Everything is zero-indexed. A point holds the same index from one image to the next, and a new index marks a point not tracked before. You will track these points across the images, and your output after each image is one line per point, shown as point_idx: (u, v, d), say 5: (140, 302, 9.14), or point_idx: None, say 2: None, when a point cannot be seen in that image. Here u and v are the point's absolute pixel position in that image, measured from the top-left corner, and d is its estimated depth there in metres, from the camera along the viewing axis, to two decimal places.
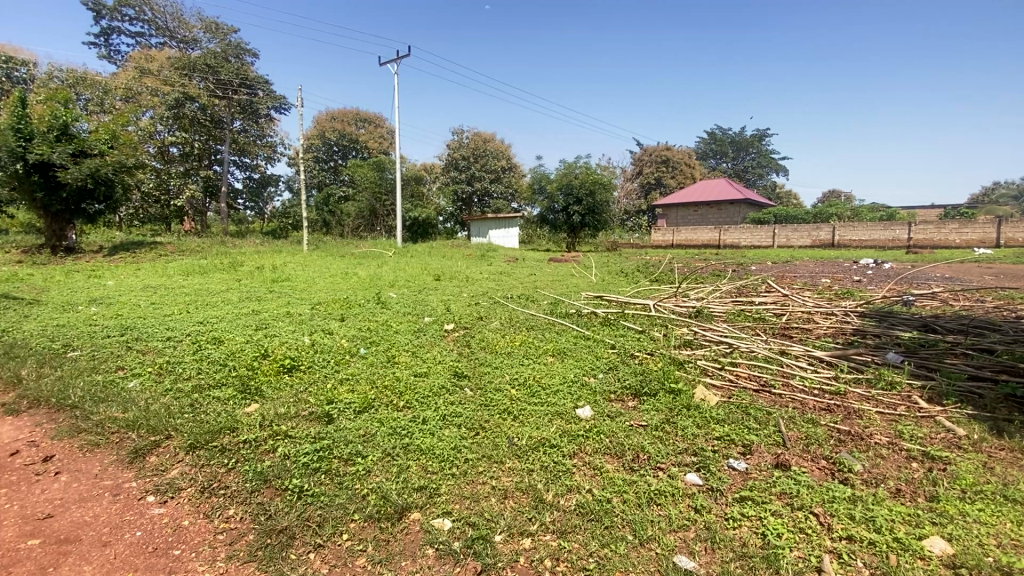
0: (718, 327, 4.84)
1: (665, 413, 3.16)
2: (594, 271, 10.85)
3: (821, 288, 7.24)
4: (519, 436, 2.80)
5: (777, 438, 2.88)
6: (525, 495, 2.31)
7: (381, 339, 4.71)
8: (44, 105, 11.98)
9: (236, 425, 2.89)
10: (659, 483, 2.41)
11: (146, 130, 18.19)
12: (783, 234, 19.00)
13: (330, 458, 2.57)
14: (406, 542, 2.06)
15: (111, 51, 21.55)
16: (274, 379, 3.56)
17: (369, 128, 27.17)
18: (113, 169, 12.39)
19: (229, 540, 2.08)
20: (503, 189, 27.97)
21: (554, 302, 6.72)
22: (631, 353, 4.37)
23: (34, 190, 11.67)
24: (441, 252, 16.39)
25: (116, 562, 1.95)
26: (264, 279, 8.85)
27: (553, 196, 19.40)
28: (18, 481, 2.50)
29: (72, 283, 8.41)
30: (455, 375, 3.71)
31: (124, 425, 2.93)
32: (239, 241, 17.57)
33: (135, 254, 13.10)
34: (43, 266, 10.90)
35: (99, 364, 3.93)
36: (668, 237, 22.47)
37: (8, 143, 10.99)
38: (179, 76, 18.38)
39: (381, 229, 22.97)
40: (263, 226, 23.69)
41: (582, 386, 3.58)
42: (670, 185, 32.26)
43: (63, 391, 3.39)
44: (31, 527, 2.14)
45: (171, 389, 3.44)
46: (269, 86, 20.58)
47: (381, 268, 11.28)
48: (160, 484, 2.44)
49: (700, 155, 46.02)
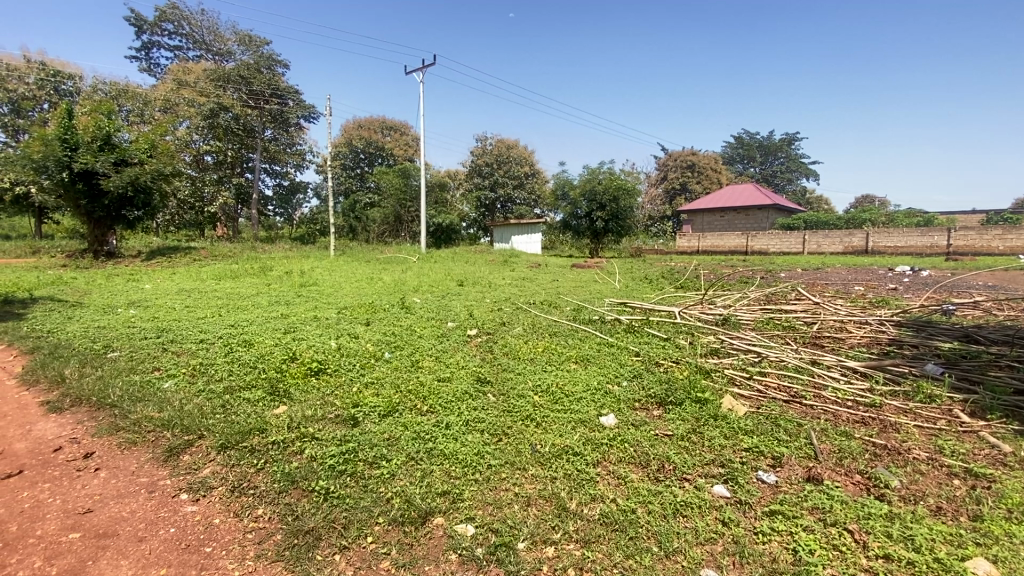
0: (746, 335, 4.74)
1: (691, 423, 3.10)
2: (618, 277, 10.80)
3: (855, 296, 7.03)
4: (543, 443, 2.79)
5: (808, 451, 2.80)
6: (549, 503, 2.30)
7: (405, 343, 4.76)
8: (89, 116, 12.56)
9: (265, 426, 2.96)
10: (685, 494, 2.37)
11: (183, 139, 18.86)
12: (814, 240, 18.51)
13: (355, 460, 2.61)
14: (429, 546, 2.06)
15: (151, 64, 22.52)
16: (302, 382, 3.63)
17: (394, 136, 27.48)
18: (151, 176, 12.87)
19: (258, 539, 2.12)
20: (526, 196, 27.98)
21: (576, 309, 6.69)
22: (656, 360, 4.31)
23: (79, 198, 12.25)
24: (464, 258, 16.52)
25: (151, 558, 2.01)
26: (292, 283, 9.08)
27: (576, 202, 19.28)
28: (61, 475, 2.62)
29: (112, 286, 8.78)
30: (477, 381, 3.72)
31: (160, 424, 3.04)
32: (269, 246, 18.01)
33: (171, 259, 13.57)
34: (86, 270, 11.38)
35: (137, 364, 4.08)
36: (693, 244, 22.04)
37: (55, 153, 11.60)
38: (214, 87, 18.99)
39: (406, 235, 23.32)
40: (292, 232, 24.29)
41: (605, 393, 3.54)
42: (696, 190, 31.87)
43: (103, 390, 3.53)
44: (73, 521, 2.24)
45: (203, 390, 3.54)
46: (299, 96, 21.19)
47: (405, 273, 11.47)
48: (192, 482, 2.51)
49: (726, 159, 45.30)
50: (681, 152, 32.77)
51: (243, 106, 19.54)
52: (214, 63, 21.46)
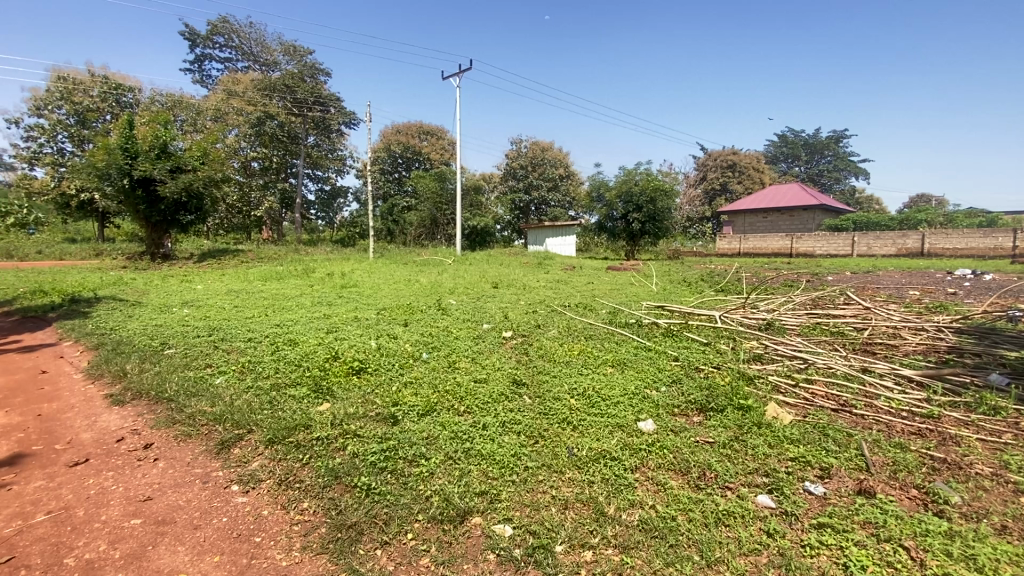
0: (792, 341, 4.56)
1: (733, 430, 3.02)
2: (656, 279, 10.64)
3: (909, 300, 6.68)
4: (580, 447, 2.77)
5: (859, 463, 2.68)
6: (586, 507, 2.28)
7: (442, 345, 4.82)
8: (148, 126, 13.34)
9: (310, 422, 3.06)
10: (727, 503, 2.30)
11: (232, 147, 19.79)
12: (864, 241, 17.66)
13: (395, 458, 2.66)
14: (468, 545, 2.08)
15: (203, 75, 23.76)
16: (344, 380, 3.74)
17: (431, 140, 27.78)
18: (203, 183, 13.53)
19: (304, 531, 2.20)
20: (561, 198, 27.59)
21: (612, 312, 6.61)
22: (696, 365, 4.21)
23: (138, 204, 13.03)
24: (499, 260, 16.62)
25: (206, 545, 2.12)
26: (333, 284, 9.35)
27: (611, 203, 19.06)
28: (123, 464, 2.79)
29: (167, 286, 9.31)
30: (513, 382, 3.73)
31: (212, 418, 3.19)
32: (311, 249, 18.62)
33: (221, 261, 14.25)
34: (144, 271, 12.08)
35: (191, 361, 4.30)
36: (734, 245, 21.46)
37: (117, 161, 12.38)
38: (261, 96, 19.82)
39: (441, 238, 23.71)
40: (333, 235, 25.04)
41: (643, 398, 3.49)
42: (737, 190, 30.98)
43: (161, 385, 3.75)
44: (134, 508, 2.38)
45: (252, 386, 3.70)
46: (340, 103, 21.83)
47: (441, 275, 11.63)
48: (242, 475, 2.63)
49: (770, 159, 43.87)
50: (721, 151, 31.92)
51: (288, 114, 20.28)
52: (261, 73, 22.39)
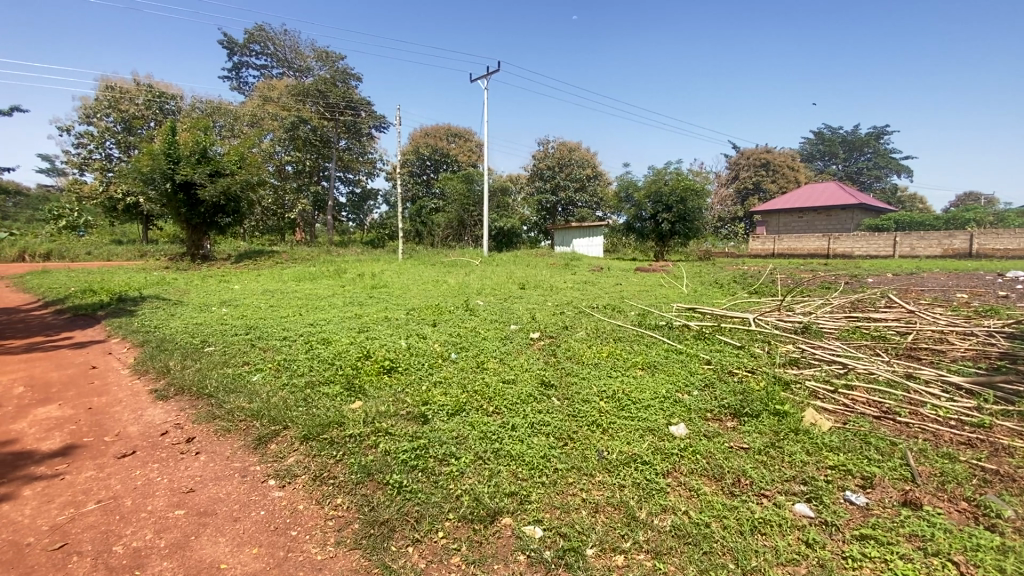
0: (830, 345, 4.41)
1: (769, 436, 2.94)
2: (686, 281, 10.46)
3: (956, 304, 6.37)
4: (610, 450, 2.74)
5: (904, 473, 2.56)
6: (617, 511, 2.26)
7: (471, 345, 4.86)
8: (189, 132, 13.87)
9: (343, 420, 3.13)
10: (764, 511, 2.24)
11: (267, 151, 20.41)
12: (907, 242, 16.94)
13: (426, 457, 2.69)
14: (498, 546, 2.09)
15: (241, 82, 24.59)
16: (375, 379, 3.81)
17: (459, 142, 28.03)
18: (240, 186, 13.99)
19: (338, 526, 2.25)
20: (588, 199, 27.48)
21: (641, 314, 6.53)
22: (729, 369, 4.11)
23: (180, 207, 13.60)
24: (526, 261, 16.62)
25: (245, 537, 2.19)
26: (364, 285, 9.53)
27: (640, 204, 18.81)
28: (167, 457, 2.91)
29: (206, 286, 9.66)
30: (542, 384, 3.72)
31: (250, 414, 3.30)
32: (342, 250, 19.05)
33: (257, 262, 14.73)
34: (185, 271, 12.57)
35: (230, 359, 4.45)
36: (768, 246, 20.90)
37: (161, 166, 12.94)
38: (295, 102, 20.40)
39: (468, 239, 23.90)
40: (363, 237, 25.52)
41: (674, 402, 3.43)
42: (770, 189, 30.17)
43: (202, 381, 3.89)
44: (178, 499, 2.48)
45: (288, 383, 3.80)
46: (370, 107, 22.23)
47: (469, 276, 11.69)
48: (279, 469, 2.71)
49: (805, 157, 42.55)
50: (754, 150, 31.16)
51: (321, 119, 20.78)
52: (295, 79, 23.00)
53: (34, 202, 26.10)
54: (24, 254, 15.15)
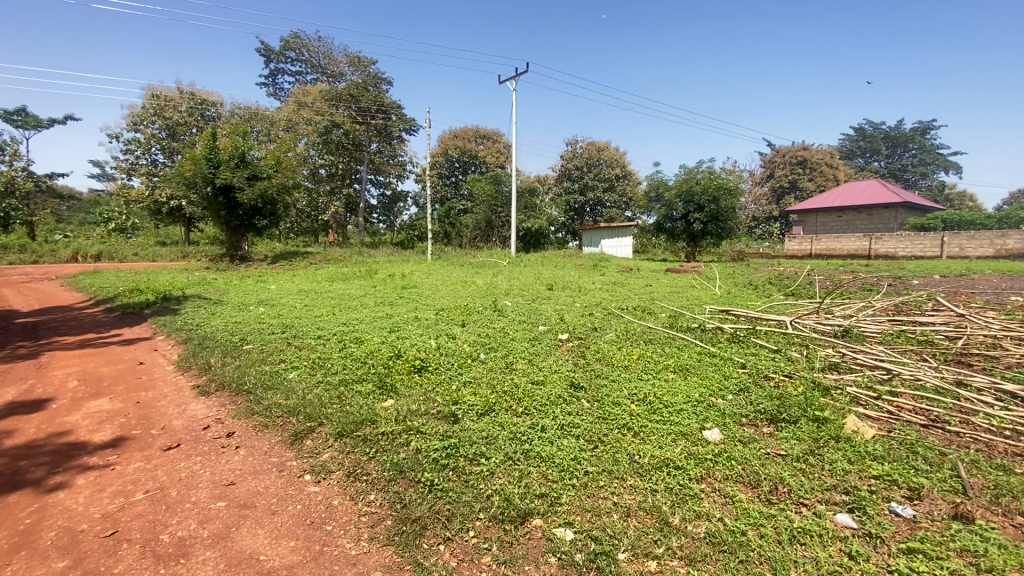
0: (872, 349, 4.23)
1: (808, 443, 2.84)
2: (718, 283, 10.23)
3: (1010, 307, 6.03)
4: (641, 454, 2.70)
5: (954, 485, 2.44)
6: (650, 516, 2.22)
7: (500, 345, 4.88)
8: (229, 138, 14.36)
9: (376, 418, 3.19)
10: (804, 520, 2.17)
11: (302, 154, 21.00)
12: (956, 242, 16.16)
13: (456, 455, 2.71)
14: (529, 547, 2.09)
15: (277, 88, 25.37)
16: (407, 378, 3.86)
17: (488, 144, 28.18)
18: (277, 189, 14.42)
19: (371, 522, 2.29)
20: (617, 199, 27.19)
21: (673, 316, 6.40)
22: (765, 373, 3.99)
23: (220, 209, 14.15)
24: (554, 262, 16.59)
25: (283, 530, 2.25)
26: (394, 286, 9.67)
27: (671, 203, 18.51)
28: (209, 450, 3.02)
29: (245, 286, 10.01)
30: (571, 386, 3.71)
31: (287, 410, 3.40)
32: (373, 251, 19.42)
33: (292, 262, 15.20)
34: (224, 271, 13.06)
35: (267, 356, 4.60)
36: (805, 247, 20.24)
37: (203, 170, 13.47)
38: (329, 106, 20.89)
39: (496, 240, 24.03)
40: (394, 238, 25.96)
41: (708, 406, 3.35)
42: (807, 188, 29.24)
43: (241, 378, 4.03)
44: (219, 491, 2.57)
45: (323, 381, 3.90)
46: (401, 110, 22.57)
47: (497, 276, 11.74)
48: (315, 465, 2.78)
49: (845, 154, 41.02)
50: (790, 147, 30.25)
51: (353, 122, 21.21)
52: (329, 84, 23.56)
53: (87, 206, 27.61)
54: (76, 255, 16.00)
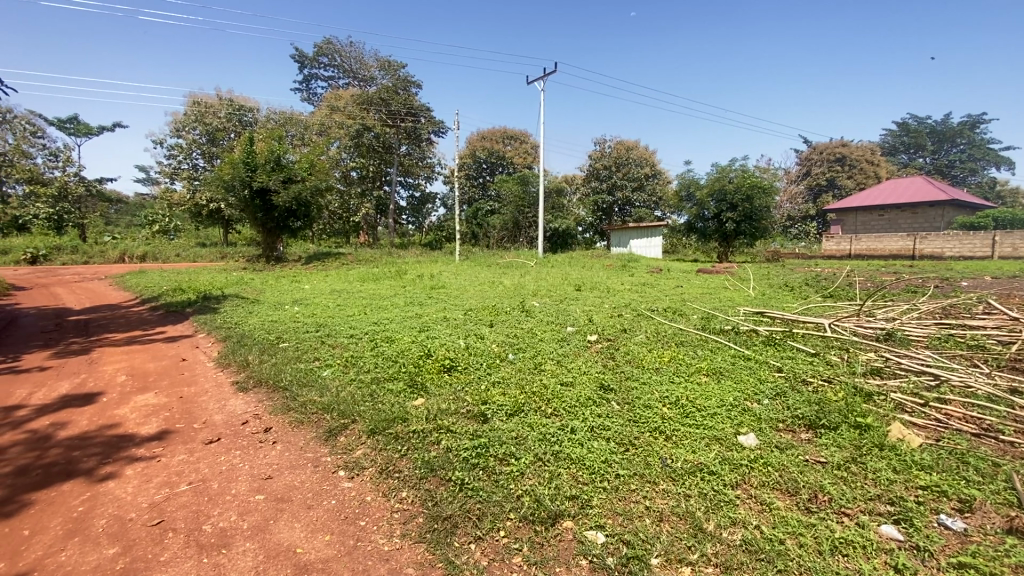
0: (918, 353, 4.03)
1: (849, 451, 2.74)
2: (753, 284, 9.97)
3: None
4: (674, 458, 2.66)
5: (1009, 498, 2.31)
6: (683, 521, 2.19)
7: (528, 346, 4.88)
8: (265, 142, 14.79)
9: (407, 416, 3.23)
10: (846, 530, 2.09)
11: (334, 157, 21.49)
12: (1009, 242, 15.32)
13: (487, 455, 2.72)
14: (560, 549, 2.08)
15: (310, 93, 26.02)
16: (436, 377, 3.91)
17: (516, 144, 28.15)
18: (310, 192, 14.80)
19: (403, 519, 2.32)
20: (647, 199, 26.80)
21: (705, 318, 6.26)
22: (803, 378, 3.87)
23: (257, 211, 14.61)
24: (581, 263, 16.50)
25: (319, 524, 2.31)
26: (423, 286, 9.80)
27: (703, 203, 18.14)
28: (247, 445, 3.12)
29: (280, 286, 10.31)
30: (601, 388, 3.67)
31: (321, 407, 3.48)
32: (402, 252, 19.71)
33: (325, 263, 15.59)
34: (260, 272, 13.50)
35: (302, 354, 4.72)
36: (844, 246, 19.52)
37: (240, 174, 13.94)
38: (360, 110, 21.27)
39: (524, 241, 24.07)
40: (422, 238, 26.29)
41: (743, 410, 3.27)
42: (846, 186, 28.21)
43: (278, 375, 4.15)
44: (258, 484, 2.66)
45: (355, 379, 3.98)
46: (430, 113, 22.77)
47: (526, 277, 11.73)
48: (348, 461, 2.84)
49: (887, 150, 39.35)
50: (828, 144, 29.23)
51: (383, 126, 21.56)
52: (360, 88, 24.03)
53: (134, 209, 28.97)
54: (123, 256, 16.79)
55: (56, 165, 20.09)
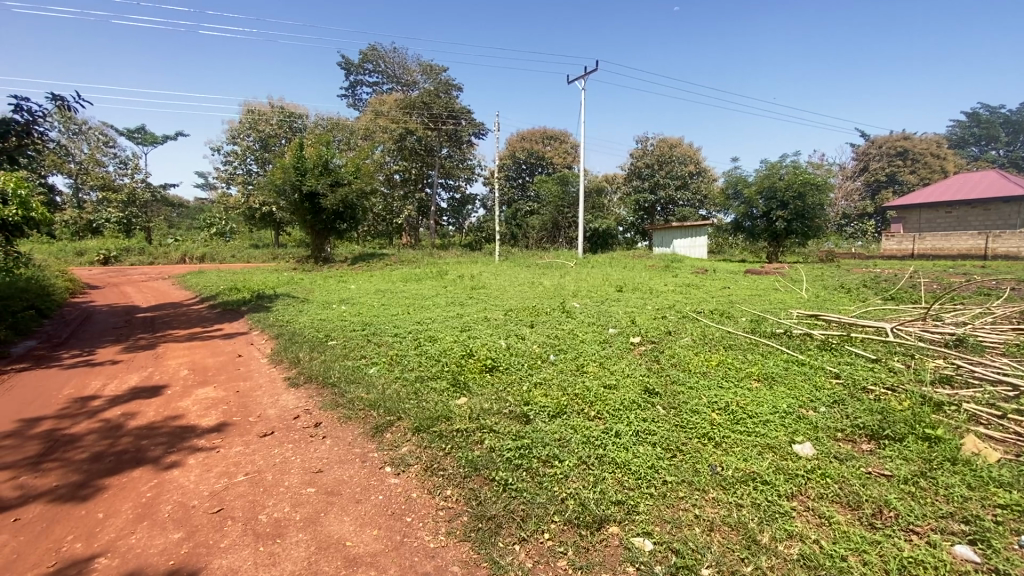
0: (994, 361, 3.73)
1: (917, 465, 2.56)
2: (806, 285, 9.53)
3: None
4: (725, 466, 2.57)
5: None
6: (735, 532, 2.11)
7: (569, 347, 4.85)
8: (313, 147, 15.30)
9: (451, 414, 3.28)
10: (914, 549, 1.96)
11: (378, 161, 22.06)
12: None
13: (530, 456, 2.71)
14: (606, 554, 2.05)
15: (356, 99, 26.86)
16: (479, 377, 3.94)
17: (555, 145, 27.98)
18: (356, 194, 15.26)
19: (448, 517, 2.35)
20: (691, 197, 26.04)
21: (754, 320, 6.04)
22: (863, 386, 3.65)
23: (306, 214, 15.19)
24: (623, 263, 16.23)
25: (368, 519, 2.37)
26: (464, 286, 9.91)
27: (751, 201, 17.45)
28: (299, 439, 3.25)
29: (327, 286, 10.66)
30: (646, 392, 3.59)
31: (368, 404, 3.57)
32: (444, 254, 19.93)
33: (369, 263, 16.05)
34: (309, 272, 14.03)
35: (349, 352, 4.87)
36: (907, 246, 18.29)
37: (291, 179, 14.51)
38: (403, 114, 21.69)
39: (563, 241, 23.99)
40: (463, 240, 26.61)
41: (798, 418, 3.12)
42: (908, 181, 26.56)
43: (327, 372, 4.30)
44: (309, 477, 2.75)
45: (400, 377, 4.07)
46: (471, 115, 22.96)
47: (566, 278, 11.62)
48: (395, 458, 2.90)
49: (956, 142, 36.67)
50: (888, 137, 27.64)
51: (425, 129, 21.95)
52: (403, 92, 24.58)
53: (194, 212, 30.72)
54: (184, 257, 17.85)
55: (125, 172, 21.54)
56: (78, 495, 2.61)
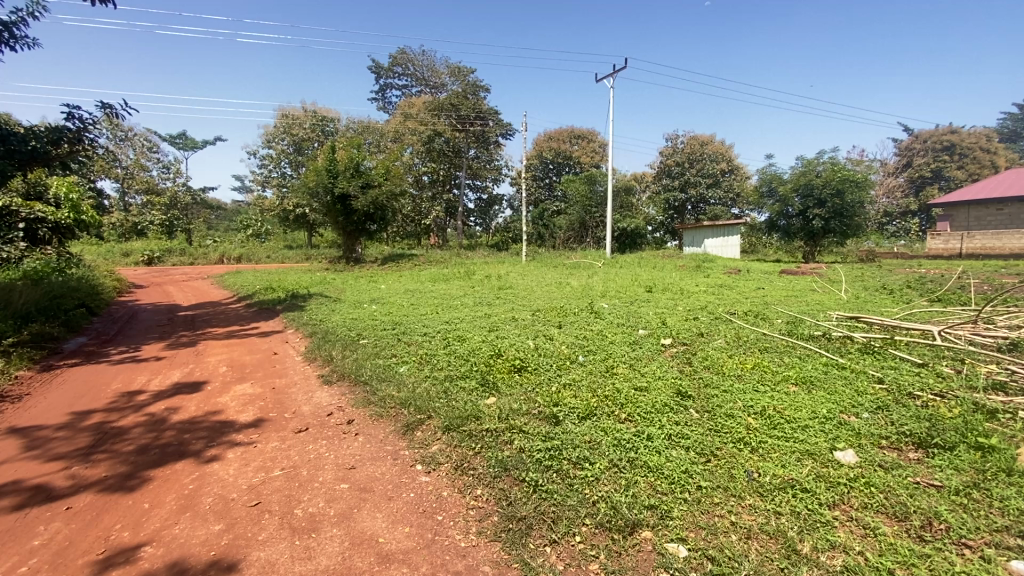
0: None
1: (969, 476, 2.43)
2: (846, 285, 9.19)
3: None
4: (762, 472, 2.49)
5: None
6: (774, 541, 2.04)
7: (598, 348, 4.79)
8: (344, 150, 15.59)
9: (480, 414, 3.29)
10: (967, 564, 1.86)
11: (407, 163, 22.37)
12: None
13: (560, 458, 2.69)
14: (639, 559, 2.02)
15: (386, 102, 27.29)
16: (507, 377, 3.94)
17: (582, 144, 27.74)
18: (385, 196, 15.50)
19: (478, 517, 2.36)
20: (723, 196, 25.40)
21: (791, 322, 5.86)
22: (908, 391, 3.49)
23: (338, 215, 15.49)
24: (653, 263, 16.00)
25: (400, 515, 2.40)
26: (492, 287, 9.94)
27: (786, 199, 16.93)
28: (332, 435, 3.32)
29: (358, 286, 10.88)
30: (678, 394, 3.52)
31: (399, 402, 3.62)
32: (471, 254, 19.98)
33: (398, 263, 16.30)
34: (340, 272, 14.35)
35: (381, 350, 4.96)
36: (954, 244, 17.37)
37: (324, 182, 14.85)
38: (431, 116, 21.89)
39: (590, 241, 23.82)
40: (490, 240, 26.72)
41: (839, 424, 3.01)
42: (956, 177, 25.30)
43: (359, 370, 4.38)
44: (343, 474, 2.80)
45: (430, 375, 4.11)
46: (498, 116, 23.04)
47: (593, 278, 11.53)
48: (425, 456, 2.93)
49: (1008, 135, 34.70)
50: (933, 131, 26.48)
51: (453, 130, 22.13)
52: (431, 95, 24.85)
53: (231, 215, 31.80)
54: (223, 258, 18.53)
55: (167, 176, 22.49)
56: (126, 486, 2.73)
